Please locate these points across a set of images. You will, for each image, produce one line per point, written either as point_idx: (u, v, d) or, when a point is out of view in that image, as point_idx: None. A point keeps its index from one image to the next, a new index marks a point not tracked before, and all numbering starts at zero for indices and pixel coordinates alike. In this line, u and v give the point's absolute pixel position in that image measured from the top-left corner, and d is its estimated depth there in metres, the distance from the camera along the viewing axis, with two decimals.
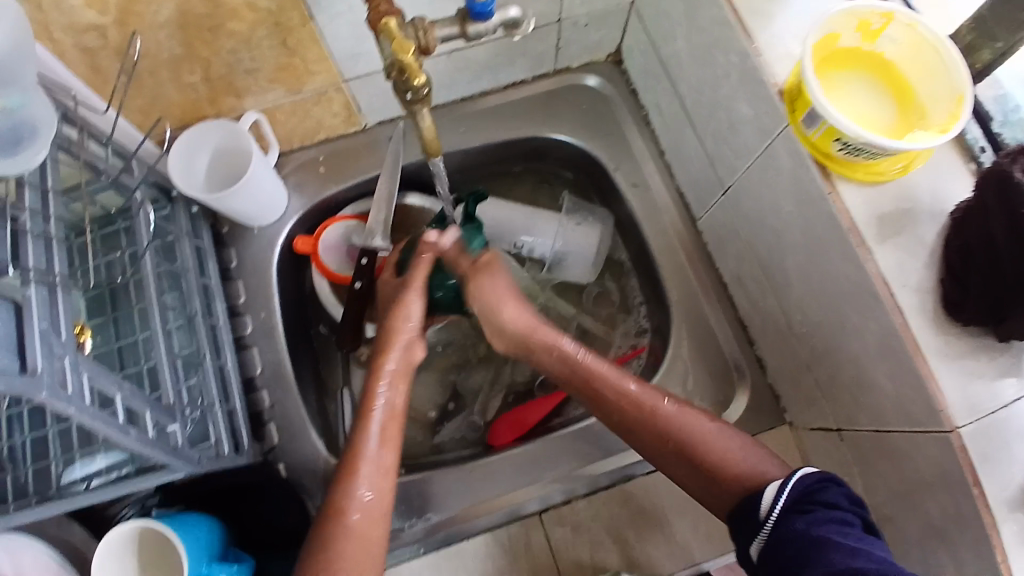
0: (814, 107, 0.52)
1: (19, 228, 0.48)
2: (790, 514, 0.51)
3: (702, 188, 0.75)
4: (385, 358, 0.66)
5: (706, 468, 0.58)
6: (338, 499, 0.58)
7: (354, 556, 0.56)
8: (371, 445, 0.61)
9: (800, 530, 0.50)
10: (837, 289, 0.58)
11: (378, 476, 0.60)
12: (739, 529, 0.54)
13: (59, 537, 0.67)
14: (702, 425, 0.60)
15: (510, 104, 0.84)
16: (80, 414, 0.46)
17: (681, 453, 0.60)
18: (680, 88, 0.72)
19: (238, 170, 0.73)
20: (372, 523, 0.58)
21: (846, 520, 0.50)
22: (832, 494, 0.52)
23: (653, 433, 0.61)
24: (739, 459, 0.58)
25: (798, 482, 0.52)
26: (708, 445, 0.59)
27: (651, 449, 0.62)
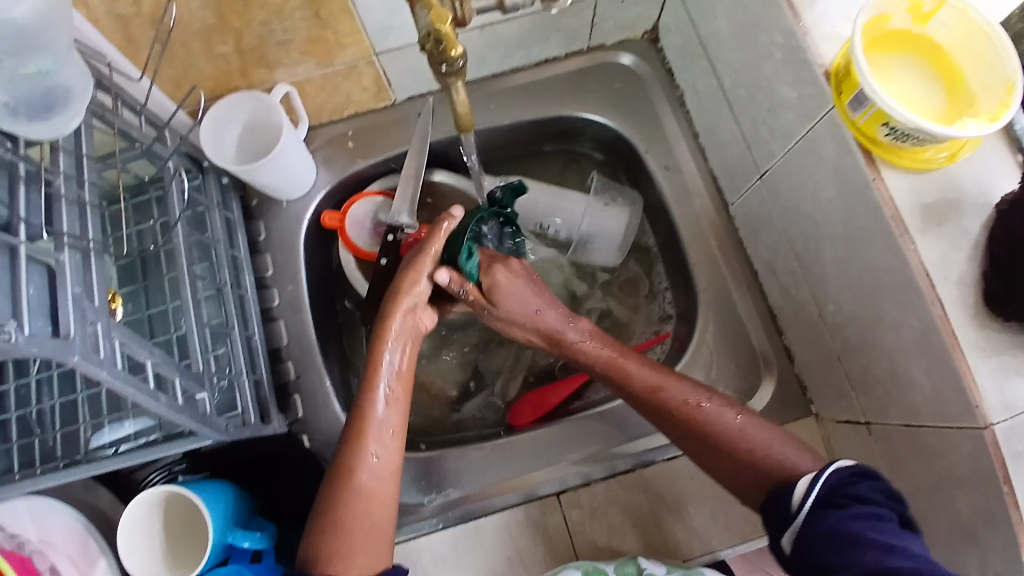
0: (861, 89, 0.50)
1: (54, 192, 0.49)
2: (823, 508, 0.50)
3: (737, 172, 0.74)
4: (389, 319, 0.65)
5: (731, 454, 0.58)
6: (347, 460, 0.59)
7: (364, 516, 0.57)
8: (380, 407, 0.61)
9: (834, 525, 0.49)
10: (876, 280, 0.56)
11: (387, 439, 0.60)
12: (770, 521, 0.54)
13: (87, 501, 0.68)
14: (730, 417, 0.60)
15: (542, 81, 0.82)
16: (112, 380, 0.46)
17: (703, 439, 0.60)
18: (718, 68, 0.70)
19: (267, 144, 0.73)
20: (380, 483, 0.59)
21: (881, 516, 0.49)
22: (864, 488, 0.51)
23: (677, 420, 0.62)
24: (765, 445, 0.58)
25: (831, 477, 0.51)
26: (733, 432, 0.59)
27: (675, 431, 0.62)
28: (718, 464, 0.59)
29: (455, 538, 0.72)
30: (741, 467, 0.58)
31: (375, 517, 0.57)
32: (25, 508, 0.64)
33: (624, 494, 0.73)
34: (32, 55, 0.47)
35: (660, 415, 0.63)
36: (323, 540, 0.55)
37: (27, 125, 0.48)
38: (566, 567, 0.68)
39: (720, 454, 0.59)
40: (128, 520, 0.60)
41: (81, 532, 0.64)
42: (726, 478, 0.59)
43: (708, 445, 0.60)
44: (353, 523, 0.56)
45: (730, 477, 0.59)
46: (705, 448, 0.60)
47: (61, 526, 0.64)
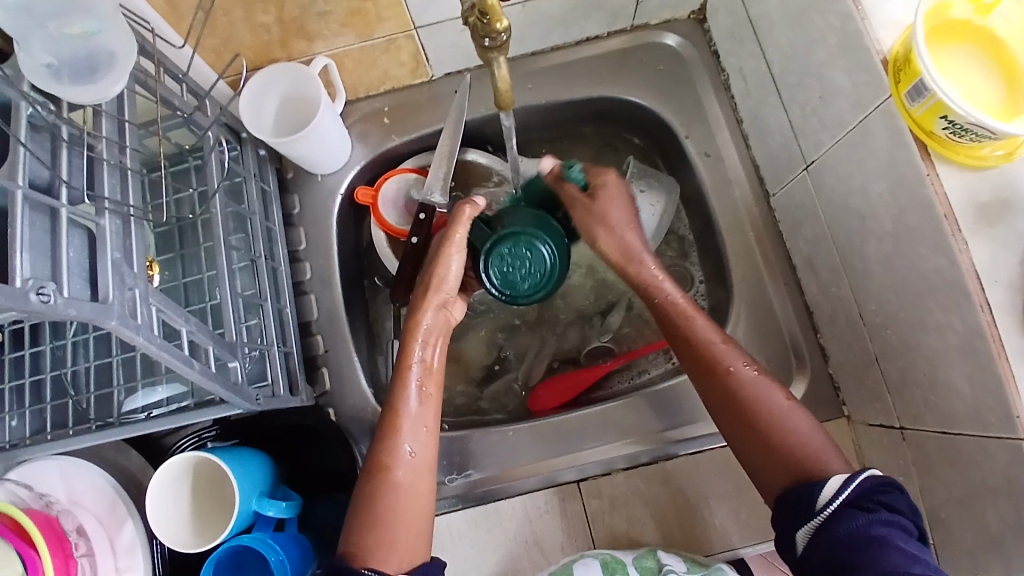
0: (921, 79, 0.48)
1: (96, 155, 0.49)
2: (848, 510, 0.50)
3: (781, 162, 0.71)
4: (421, 314, 0.67)
5: (767, 441, 0.58)
6: (382, 454, 0.60)
7: (401, 509, 0.58)
8: (413, 399, 0.63)
9: (859, 527, 0.48)
10: (922, 280, 0.54)
11: (421, 433, 0.62)
12: (788, 517, 0.54)
13: (117, 462, 0.69)
14: (776, 395, 0.60)
15: (581, 61, 0.81)
16: (148, 344, 0.47)
17: (747, 422, 0.59)
18: (768, 53, 0.67)
19: (304, 116, 0.72)
20: (416, 479, 0.60)
21: (904, 526, 0.48)
22: (895, 499, 0.50)
23: (725, 394, 0.61)
24: (806, 441, 0.57)
25: (863, 482, 0.50)
26: (777, 420, 0.58)
27: (720, 411, 0.61)
28: (754, 452, 0.59)
29: (472, 518, 0.72)
30: (778, 458, 0.57)
31: (414, 511, 0.59)
32: (55, 469, 0.66)
33: (645, 485, 0.72)
34: (77, 17, 0.49)
35: (714, 386, 0.62)
36: (363, 533, 0.57)
37: (70, 88, 0.47)
38: (585, 557, 0.68)
39: (758, 435, 0.58)
40: (156, 484, 0.61)
41: (109, 491, 0.66)
42: (758, 466, 0.58)
43: (747, 429, 0.59)
44: (389, 515, 0.57)
45: (763, 471, 0.58)
46: (742, 430, 0.60)
47: (90, 485, 0.66)
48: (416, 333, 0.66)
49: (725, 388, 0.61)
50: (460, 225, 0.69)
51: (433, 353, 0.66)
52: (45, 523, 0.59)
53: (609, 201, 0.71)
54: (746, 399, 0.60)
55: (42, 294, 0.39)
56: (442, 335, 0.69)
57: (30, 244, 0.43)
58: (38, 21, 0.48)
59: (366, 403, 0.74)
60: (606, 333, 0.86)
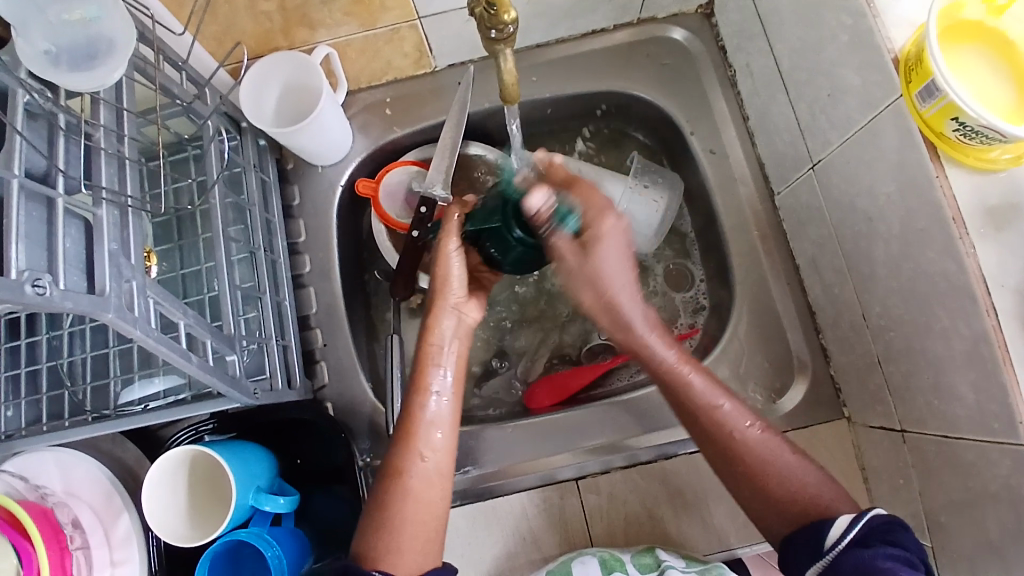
0: (933, 79, 0.47)
1: (93, 144, 0.48)
2: (854, 548, 0.50)
3: (787, 161, 0.71)
4: (437, 318, 0.64)
5: (770, 497, 0.56)
6: (397, 461, 0.59)
7: (413, 518, 0.57)
8: (432, 403, 0.61)
9: (865, 562, 0.48)
10: (927, 283, 0.53)
11: (438, 439, 0.60)
12: (797, 556, 0.53)
13: (113, 453, 0.69)
14: (779, 451, 0.58)
15: (586, 55, 0.80)
16: (145, 338, 0.46)
17: (750, 481, 0.57)
18: (777, 49, 0.67)
19: (305, 106, 0.71)
20: (429, 487, 0.58)
21: (912, 561, 0.48)
22: (903, 537, 0.50)
23: (727, 454, 0.59)
24: (810, 492, 0.56)
25: (870, 520, 0.50)
26: (782, 478, 0.57)
27: (709, 453, 0.60)
28: (747, 494, 0.58)
29: (470, 514, 0.72)
30: (781, 512, 0.56)
31: (426, 520, 0.57)
32: (52, 460, 0.65)
33: (643, 483, 0.72)
34: (77, 3, 0.49)
35: (714, 448, 0.59)
36: (375, 538, 0.56)
37: (68, 75, 0.46)
38: (583, 554, 0.68)
39: (750, 478, 0.57)
40: (152, 480, 0.60)
41: (104, 483, 0.65)
42: (762, 518, 0.57)
43: (740, 475, 0.58)
44: (400, 522, 0.56)
45: (765, 523, 0.57)
46: (744, 486, 0.58)
47: (85, 477, 0.65)
48: (431, 337, 0.64)
49: (712, 432, 0.59)
50: (449, 235, 0.64)
51: (451, 358, 0.63)
52: (40, 514, 0.58)
53: (603, 263, 0.61)
54: (734, 443, 0.58)
55: (38, 286, 0.39)
56: (466, 337, 0.66)
57: (25, 235, 0.42)
58: (39, 8, 0.48)
59: (365, 398, 0.73)
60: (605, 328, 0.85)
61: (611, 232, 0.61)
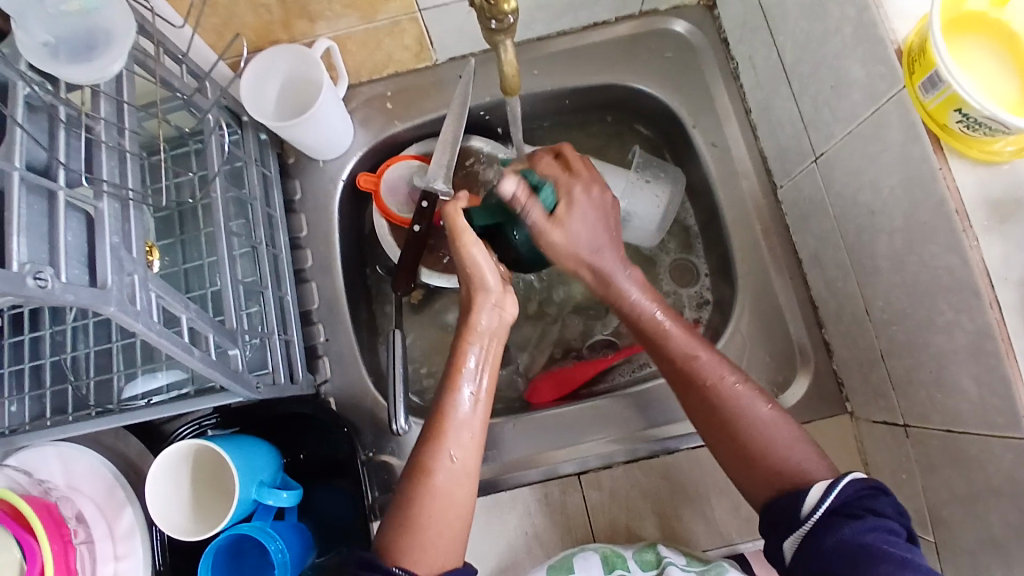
0: (936, 70, 0.47)
1: (94, 138, 0.48)
2: (833, 517, 0.50)
3: (790, 154, 0.70)
4: (475, 315, 0.64)
5: (748, 453, 0.57)
6: (425, 459, 0.59)
7: (438, 516, 0.57)
8: (462, 402, 0.61)
9: (847, 536, 0.49)
10: (931, 277, 0.53)
11: (467, 441, 0.60)
12: (774, 525, 0.54)
13: (116, 448, 0.69)
14: (758, 407, 0.59)
15: (588, 47, 0.80)
16: (146, 332, 0.46)
17: (729, 437, 0.59)
18: (780, 42, 0.66)
19: (305, 100, 0.71)
20: (456, 487, 0.58)
21: (892, 528, 0.49)
22: (879, 502, 0.51)
23: (707, 409, 0.60)
24: (789, 452, 0.56)
25: (846, 487, 0.51)
26: (760, 434, 0.57)
27: (703, 424, 0.61)
28: (739, 466, 0.58)
29: None
30: (760, 471, 0.57)
31: (451, 520, 0.57)
32: (54, 455, 0.65)
33: (645, 478, 0.72)
34: None
35: (695, 404, 0.61)
36: (398, 535, 0.56)
37: (66, 68, 0.46)
38: (584, 550, 0.67)
39: (743, 449, 0.58)
40: (156, 472, 0.60)
41: (108, 476, 0.65)
42: (743, 477, 0.58)
43: (733, 446, 0.58)
44: (426, 522, 0.56)
45: (747, 483, 0.58)
46: (723, 443, 0.59)
47: (88, 470, 0.65)
48: (468, 337, 0.64)
49: (707, 401, 0.60)
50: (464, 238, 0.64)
51: (486, 371, 0.63)
52: (44, 509, 0.58)
53: (575, 227, 0.67)
54: (729, 413, 0.59)
55: (39, 279, 0.38)
56: (500, 337, 0.66)
57: (26, 228, 0.42)
58: None
59: (367, 393, 0.73)
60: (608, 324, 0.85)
61: (581, 195, 0.67)
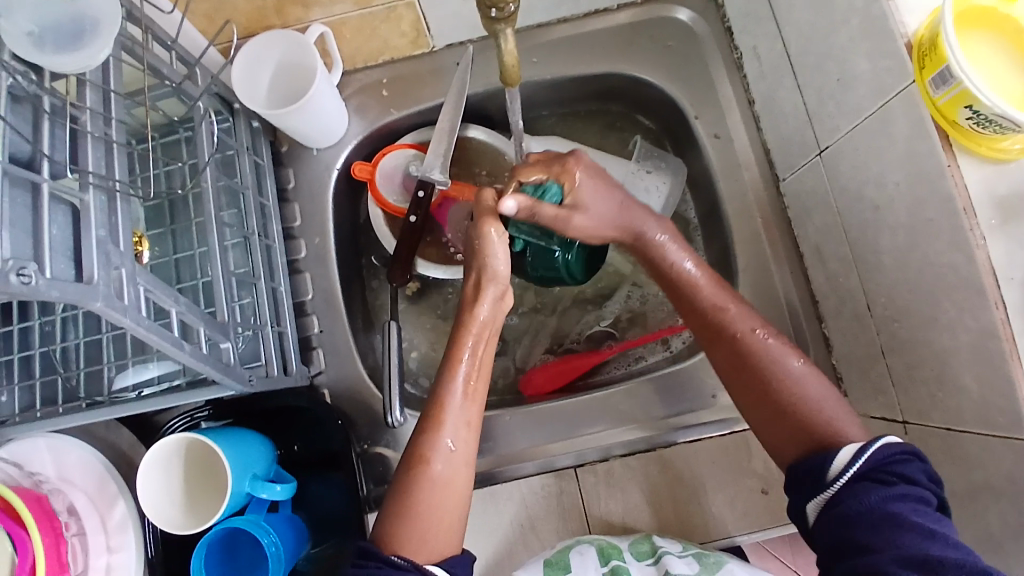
0: (947, 65, 0.46)
1: (79, 128, 0.46)
2: (861, 483, 0.49)
3: (794, 147, 0.69)
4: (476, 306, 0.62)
5: (774, 402, 0.57)
6: (423, 447, 0.58)
7: (435, 504, 0.56)
8: (456, 390, 0.60)
9: (873, 504, 0.48)
10: (935, 276, 0.52)
11: (464, 431, 0.59)
12: (800, 484, 0.54)
13: (108, 440, 0.69)
14: (790, 361, 0.58)
15: (587, 35, 0.78)
16: (135, 327, 0.45)
17: (758, 387, 0.58)
18: (785, 31, 0.65)
19: (299, 87, 0.69)
20: (453, 475, 0.58)
21: (922, 497, 0.48)
22: (911, 469, 0.49)
23: (734, 358, 0.60)
24: (819, 406, 0.56)
25: (877, 452, 0.50)
26: (791, 387, 0.57)
27: (726, 373, 0.61)
28: (762, 415, 0.58)
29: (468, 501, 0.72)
30: (788, 423, 0.56)
31: (449, 507, 0.57)
32: (45, 445, 0.65)
33: (642, 471, 0.72)
34: None
35: (722, 353, 0.61)
36: (395, 524, 0.56)
37: (52, 57, 0.45)
38: (580, 543, 0.67)
39: (768, 400, 0.58)
40: (144, 471, 0.59)
41: (98, 469, 0.65)
42: (770, 429, 0.58)
43: (760, 395, 0.58)
44: (423, 510, 0.56)
45: (771, 437, 0.58)
46: (749, 394, 0.59)
47: (77, 461, 0.65)
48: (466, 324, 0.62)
49: (732, 351, 0.60)
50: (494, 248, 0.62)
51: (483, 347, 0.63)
52: (35, 501, 0.58)
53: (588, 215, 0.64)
54: (756, 362, 0.59)
55: (22, 275, 0.37)
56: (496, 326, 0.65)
57: (10, 223, 0.41)
58: None
59: (362, 384, 0.73)
60: (605, 317, 0.85)
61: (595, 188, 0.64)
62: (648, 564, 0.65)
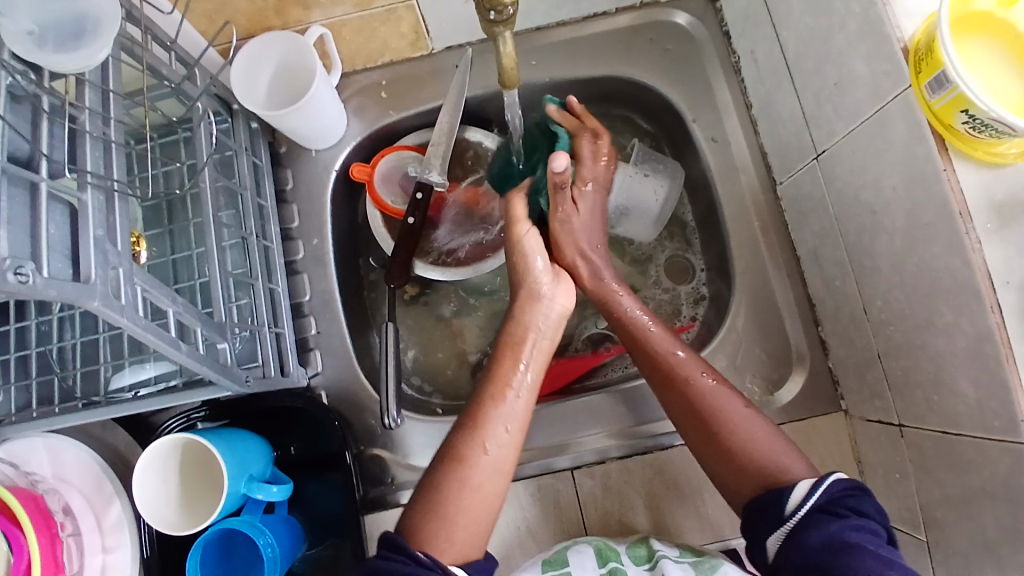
0: (944, 71, 0.46)
1: (78, 127, 0.46)
2: (818, 515, 0.50)
3: (791, 151, 0.69)
4: (524, 314, 0.66)
5: (727, 448, 0.58)
6: (461, 446, 0.59)
7: (468, 506, 0.56)
8: (510, 397, 0.61)
9: (832, 534, 0.48)
10: (931, 280, 0.52)
11: (511, 435, 0.60)
12: (755, 523, 0.54)
13: (104, 439, 0.69)
14: (738, 404, 0.60)
15: (586, 39, 0.78)
16: (132, 326, 0.45)
17: (710, 430, 0.59)
18: (782, 35, 0.65)
19: (298, 88, 0.69)
20: (489, 478, 0.58)
21: (874, 529, 0.49)
22: (861, 502, 0.51)
23: (686, 404, 0.61)
24: (767, 448, 0.57)
25: (831, 486, 0.51)
26: (742, 431, 0.58)
27: (679, 419, 0.61)
28: (717, 460, 0.58)
29: None
30: (741, 467, 0.57)
31: (480, 512, 0.57)
32: (42, 446, 0.65)
33: (638, 473, 0.72)
34: None
35: (674, 399, 0.62)
36: (424, 518, 0.56)
37: (51, 56, 0.45)
38: (578, 544, 0.66)
39: (720, 444, 0.58)
40: (141, 468, 0.59)
41: (95, 470, 0.64)
42: (724, 471, 0.58)
43: (712, 440, 0.59)
44: (452, 511, 0.56)
45: (726, 479, 0.58)
46: (703, 438, 0.59)
47: (75, 461, 0.65)
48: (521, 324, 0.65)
49: (684, 397, 0.61)
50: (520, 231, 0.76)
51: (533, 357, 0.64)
52: (30, 501, 0.58)
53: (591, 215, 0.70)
54: (708, 408, 0.60)
55: (20, 274, 0.37)
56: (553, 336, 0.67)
57: (7, 221, 0.41)
58: None
59: (358, 385, 0.73)
60: (602, 319, 0.85)
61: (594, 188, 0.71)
62: (645, 569, 0.64)
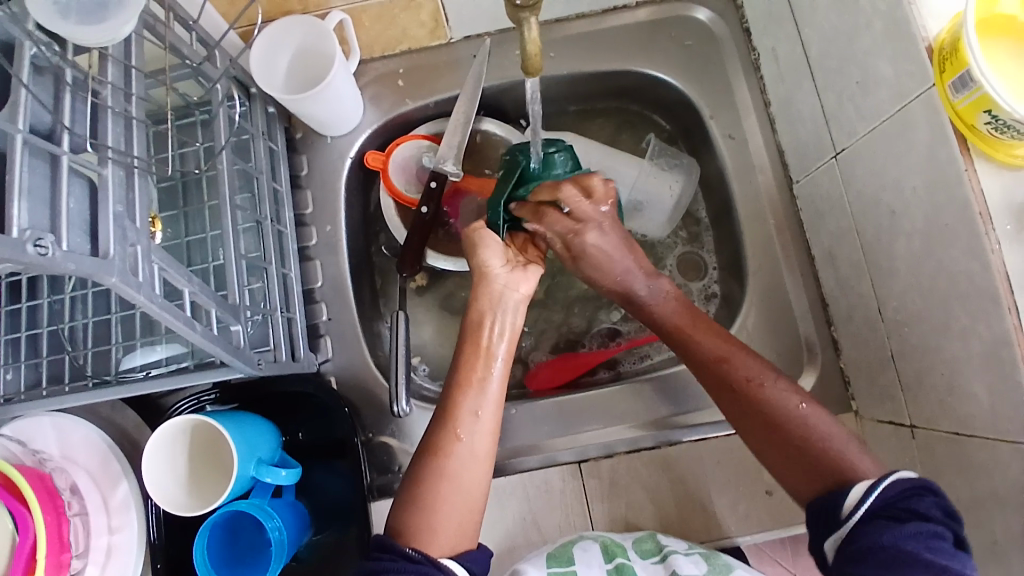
0: (968, 70, 0.46)
1: (100, 101, 0.46)
2: (876, 519, 0.49)
3: (809, 149, 0.69)
4: (474, 308, 0.65)
5: (782, 437, 0.57)
6: (437, 440, 0.59)
7: (450, 497, 0.57)
8: (478, 390, 0.61)
9: (885, 542, 0.47)
10: (948, 282, 0.52)
11: (481, 428, 0.60)
12: (817, 524, 0.53)
13: (112, 419, 0.69)
14: (792, 398, 0.59)
15: (605, 32, 0.78)
16: (149, 303, 0.44)
17: (762, 418, 0.59)
18: (805, 33, 0.65)
19: (315, 72, 0.69)
20: (469, 469, 0.58)
21: (937, 533, 0.47)
22: (923, 504, 0.48)
23: (738, 397, 0.60)
24: (822, 435, 0.56)
25: (887, 489, 0.49)
26: (800, 420, 0.57)
27: (734, 413, 0.61)
28: (774, 451, 0.58)
29: None
30: (804, 458, 0.56)
31: (463, 504, 0.57)
32: (49, 424, 0.65)
33: (644, 470, 0.72)
34: None
35: (728, 391, 0.61)
36: (408, 514, 0.56)
37: (76, 27, 0.44)
38: (584, 539, 0.66)
39: (772, 433, 0.58)
40: (154, 444, 0.59)
41: (102, 446, 0.64)
42: (777, 463, 0.58)
43: (767, 430, 0.58)
44: (436, 503, 0.56)
45: (788, 469, 0.57)
46: (760, 430, 0.59)
47: (80, 442, 0.65)
48: (480, 307, 0.65)
49: (734, 389, 0.61)
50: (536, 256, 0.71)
51: (501, 343, 0.64)
52: (38, 479, 0.58)
53: (595, 253, 0.70)
54: (762, 401, 0.59)
55: (39, 246, 0.37)
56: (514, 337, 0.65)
57: (30, 192, 0.41)
58: None
59: (368, 373, 0.73)
60: (614, 313, 0.84)
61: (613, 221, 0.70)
62: (654, 562, 0.64)
